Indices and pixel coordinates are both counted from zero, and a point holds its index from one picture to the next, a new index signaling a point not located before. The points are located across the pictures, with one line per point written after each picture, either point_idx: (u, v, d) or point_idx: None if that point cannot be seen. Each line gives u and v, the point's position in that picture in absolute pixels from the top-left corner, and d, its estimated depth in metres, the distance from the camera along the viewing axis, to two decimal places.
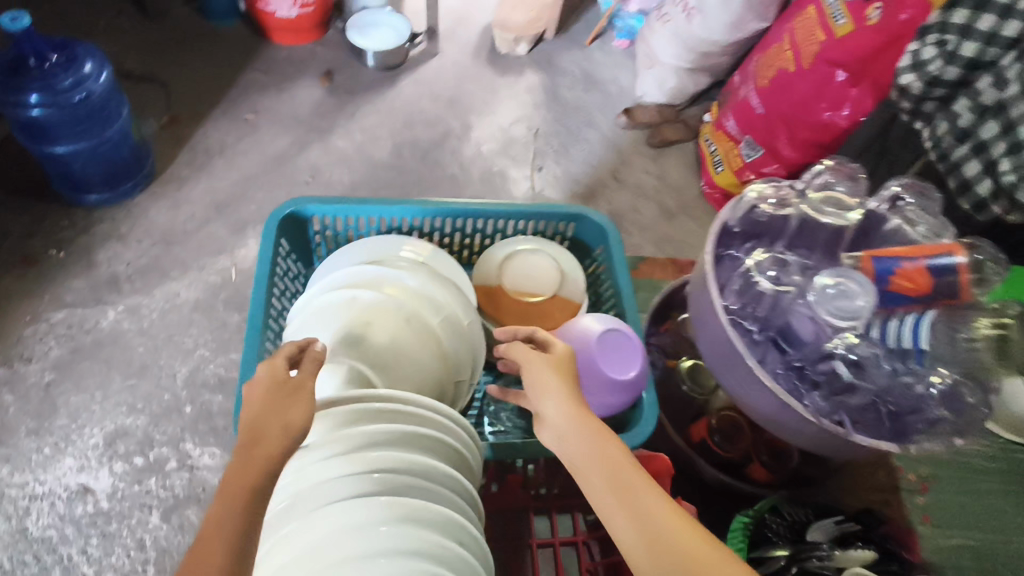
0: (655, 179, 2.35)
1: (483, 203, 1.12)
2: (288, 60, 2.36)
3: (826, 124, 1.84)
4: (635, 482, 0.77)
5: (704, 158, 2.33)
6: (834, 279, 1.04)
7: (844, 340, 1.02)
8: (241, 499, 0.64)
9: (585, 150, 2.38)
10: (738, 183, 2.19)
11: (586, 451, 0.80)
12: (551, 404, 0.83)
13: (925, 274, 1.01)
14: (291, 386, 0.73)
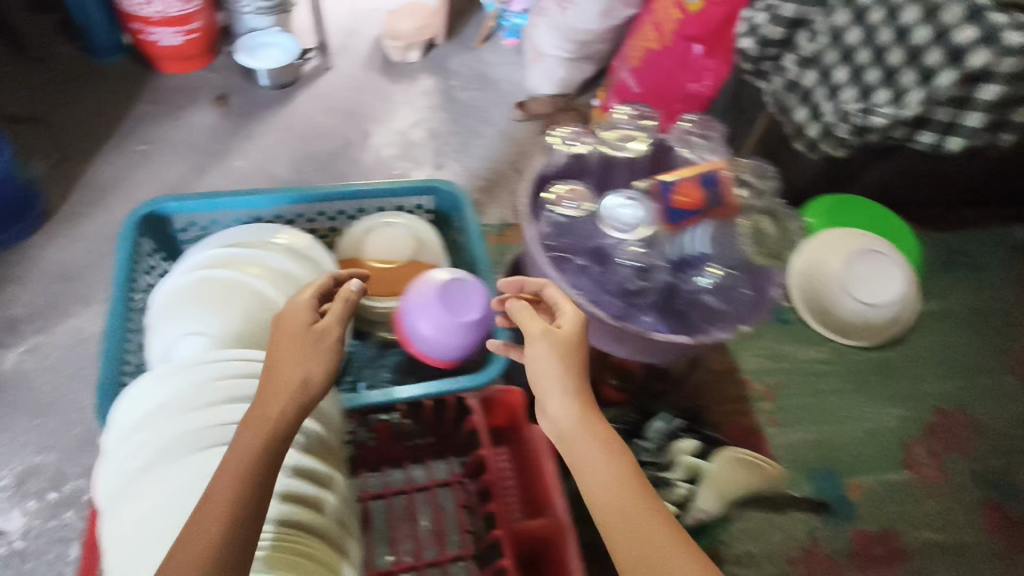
0: None
1: (341, 185, 0.99)
2: (179, 89, 2.36)
3: (693, 94, 2.00)
4: (640, 509, 0.63)
5: None
6: (622, 199, 1.00)
7: (635, 254, 0.99)
8: (247, 457, 0.62)
9: (484, 146, 2.46)
10: None
11: (588, 462, 0.66)
12: (551, 398, 0.69)
13: (693, 191, 1.00)
14: (315, 331, 0.72)
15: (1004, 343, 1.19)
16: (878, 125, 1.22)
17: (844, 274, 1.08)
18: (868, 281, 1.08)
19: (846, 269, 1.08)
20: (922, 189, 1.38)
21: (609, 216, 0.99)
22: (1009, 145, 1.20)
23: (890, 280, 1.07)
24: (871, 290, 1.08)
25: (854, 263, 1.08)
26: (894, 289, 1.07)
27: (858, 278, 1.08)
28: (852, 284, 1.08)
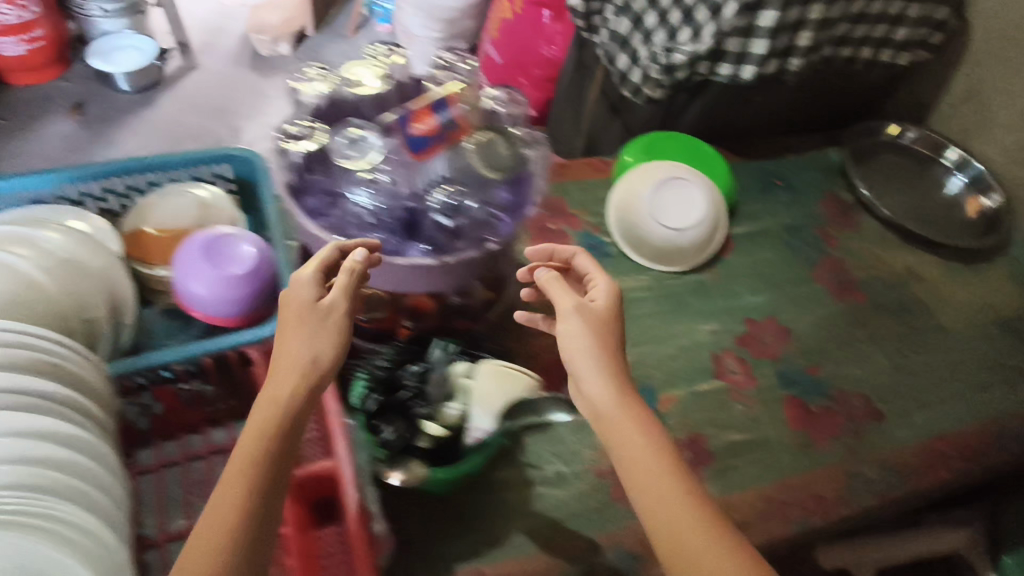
0: None
1: (130, 156, 0.96)
2: (33, 102, 2.18)
3: (550, 60, 2.06)
4: (658, 476, 0.60)
5: None
6: (355, 131, 0.82)
7: (369, 178, 0.80)
8: (262, 442, 0.57)
9: None
10: None
11: (619, 437, 0.63)
12: (589, 380, 0.67)
13: (429, 114, 0.80)
14: (322, 309, 0.65)
15: (810, 256, 1.28)
16: (679, 59, 1.27)
17: (653, 204, 1.14)
18: (678, 206, 1.15)
19: (655, 198, 1.14)
20: (737, 123, 1.46)
21: (338, 150, 0.81)
22: (797, 68, 1.26)
23: (696, 203, 1.15)
24: (680, 215, 1.14)
25: (662, 191, 1.15)
26: (701, 211, 1.15)
27: (667, 205, 1.14)
28: (663, 213, 1.14)
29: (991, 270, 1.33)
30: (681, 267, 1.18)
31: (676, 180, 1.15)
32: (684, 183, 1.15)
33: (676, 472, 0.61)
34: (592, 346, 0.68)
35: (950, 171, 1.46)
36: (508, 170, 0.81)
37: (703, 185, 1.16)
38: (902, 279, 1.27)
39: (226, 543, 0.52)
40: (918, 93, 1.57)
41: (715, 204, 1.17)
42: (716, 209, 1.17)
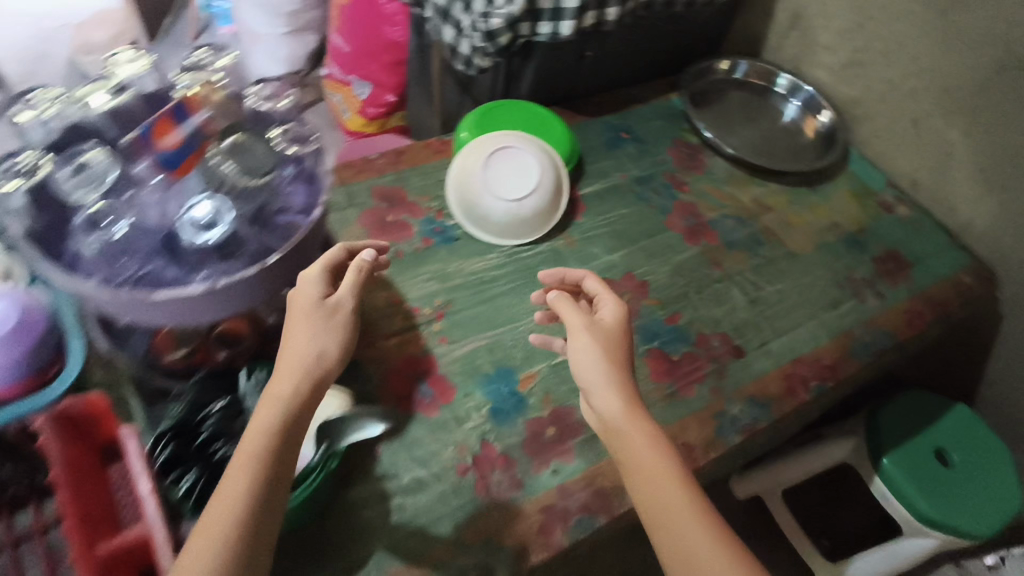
0: None
1: None
2: None
3: (395, 42, 1.99)
4: (648, 452, 0.72)
5: (335, 112, 2.33)
6: (95, 151, 0.75)
7: (110, 207, 0.73)
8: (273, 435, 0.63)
9: None
10: (369, 123, 2.23)
11: (627, 444, 0.73)
12: (599, 396, 0.76)
13: (169, 125, 0.79)
14: (329, 312, 0.71)
15: (662, 205, 1.28)
16: (497, 23, 1.22)
17: (488, 178, 1.12)
18: (512, 172, 1.12)
19: (488, 172, 1.12)
20: (576, 81, 1.43)
21: (78, 178, 0.72)
22: (614, 18, 1.26)
23: (529, 168, 1.13)
24: (516, 180, 1.12)
25: (492, 162, 1.12)
26: (536, 170, 1.13)
27: (501, 175, 1.12)
28: (500, 182, 1.12)
29: (833, 189, 1.38)
30: (534, 234, 1.15)
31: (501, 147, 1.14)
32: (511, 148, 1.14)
33: (674, 467, 0.71)
34: (600, 358, 0.78)
35: (786, 99, 1.53)
36: (275, 168, 0.79)
37: (531, 146, 1.15)
38: (750, 213, 1.30)
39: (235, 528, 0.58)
40: (749, 27, 1.60)
41: (550, 161, 1.16)
42: (552, 166, 1.16)
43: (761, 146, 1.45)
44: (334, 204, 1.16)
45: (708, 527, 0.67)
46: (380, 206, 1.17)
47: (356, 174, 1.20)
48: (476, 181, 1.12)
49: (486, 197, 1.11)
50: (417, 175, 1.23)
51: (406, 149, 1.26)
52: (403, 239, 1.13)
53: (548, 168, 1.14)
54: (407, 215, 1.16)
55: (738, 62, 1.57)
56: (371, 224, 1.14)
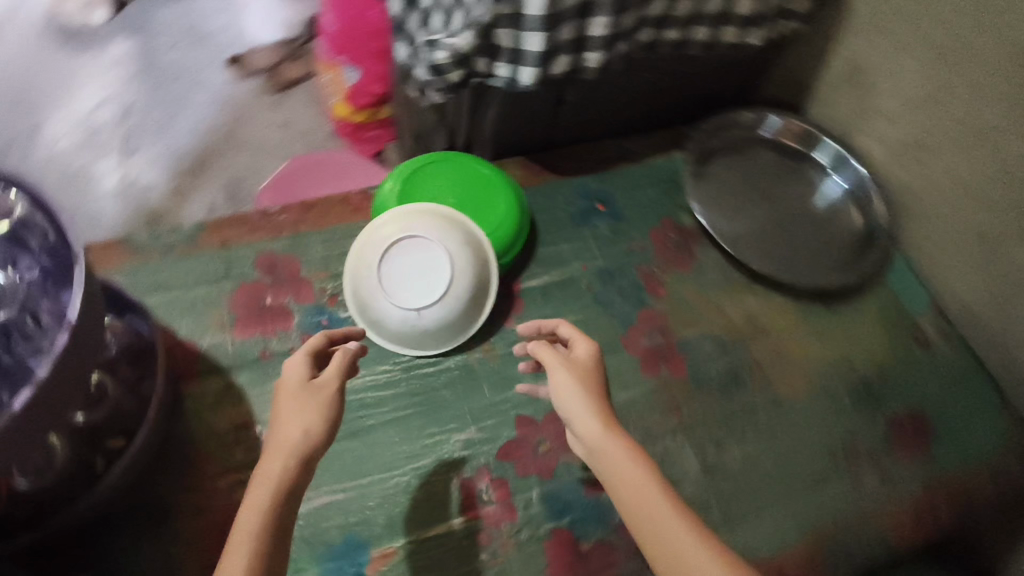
0: (283, 129, 2.00)
1: None
2: None
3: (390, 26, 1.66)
4: (630, 471, 0.59)
5: (324, 91, 2.01)
6: None
7: None
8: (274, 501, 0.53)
9: (190, 117, 1.98)
10: (354, 112, 1.88)
11: (616, 470, 0.59)
12: (578, 422, 0.64)
13: None
14: (314, 388, 0.63)
15: (623, 313, 1.01)
16: (441, 57, 0.94)
17: (387, 272, 0.87)
18: (419, 270, 0.87)
19: (388, 263, 0.87)
20: (552, 130, 1.13)
21: None
22: (595, 65, 0.95)
23: (435, 267, 0.87)
24: (422, 281, 0.87)
25: (398, 250, 0.87)
26: (450, 272, 0.87)
27: (404, 270, 0.87)
28: (401, 279, 0.87)
29: (856, 312, 1.07)
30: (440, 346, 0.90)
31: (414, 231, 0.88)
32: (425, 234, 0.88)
33: (654, 476, 0.58)
34: (569, 376, 0.67)
35: (827, 175, 1.18)
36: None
37: (452, 235, 0.89)
38: (735, 336, 1.02)
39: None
40: (797, 71, 1.25)
41: (474, 259, 0.90)
42: (475, 266, 0.90)
43: (778, 237, 1.12)
44: (206, 273, 0.94)
45: (701, 542, 0.53)
46: (262, 281, 0.94)
47: (244, 233, 0.98)
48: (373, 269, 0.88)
49: (381, 294, 0.87)
50: (320, 240, 0.99)
51: (316, 204, 1.03)
52: (277, 332, 0.91)
53: (468, 269, 0.89)
54: (292, 298, 0.94)
55: (769, 115, 1.22)
56: (240, 306, 0.92)
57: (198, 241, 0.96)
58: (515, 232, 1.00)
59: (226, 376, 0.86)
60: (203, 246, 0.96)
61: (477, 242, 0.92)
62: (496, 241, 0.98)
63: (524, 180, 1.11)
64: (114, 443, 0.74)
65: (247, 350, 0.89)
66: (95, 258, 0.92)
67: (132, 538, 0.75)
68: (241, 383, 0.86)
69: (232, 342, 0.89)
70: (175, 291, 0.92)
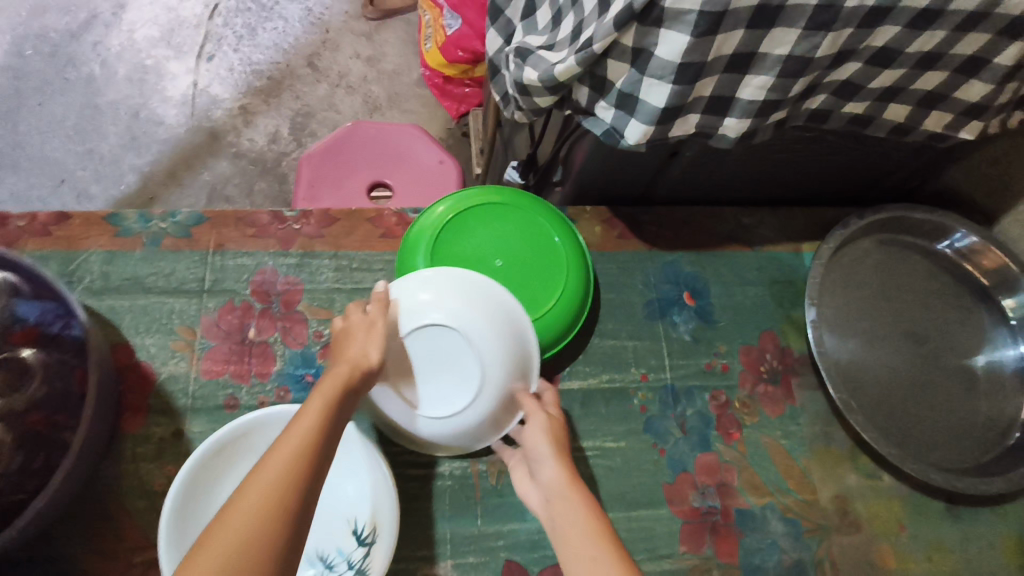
0: (366, 64, 1.78)
1: None
2: None
3: None
4: (590, 537, 0.49)
5: (421, 32, 1.73)
6: None
7: None
8: (332, 405, 0.50)
9: (276, 30, 1.76)
10: (447, 65, 1.61)
11: (559, 502, 0.55)
12: (540, 466, 0.59)
13: None
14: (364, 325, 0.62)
15: (679, 454, 0.78)
16: (531, 78, 0.70)
17: (204, 471, 0.64)
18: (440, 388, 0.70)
19: (400, 374, 0.68)
20: (655, 183, 0.88)
21: None
22: (733, 134, 0.69)
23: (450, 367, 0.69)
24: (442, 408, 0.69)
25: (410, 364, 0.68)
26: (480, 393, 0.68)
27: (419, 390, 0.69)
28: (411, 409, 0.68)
29: (986, 528, 0.80)
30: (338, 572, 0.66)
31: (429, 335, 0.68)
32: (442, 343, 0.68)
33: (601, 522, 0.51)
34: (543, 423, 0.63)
35: (1003, 324, 0.88)
36: None
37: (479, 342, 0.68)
38: (816, 520, 0.78)
39: (254, 536, 0.39)
40: (1007, 173, 0.92)
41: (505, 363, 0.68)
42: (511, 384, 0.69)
43: (909, 396, 0.85)
44: (190, 280, 0.77)
45: None
46: (253, 305, 0.77)
47: (245, 237, 0.81)
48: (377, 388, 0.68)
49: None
50: (332, 267, 0.81)
51: (343, 216, 0.84)
52: (250, 377, 0.74)
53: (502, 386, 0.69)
54: (278, 335, 0.76)
55: (954, 228, 0.91)
56: (219, 333, 0.76)
57: (192, 237, 0.79)
58: (582, 291, 0.77)
59: (178, 421, 0.71)
60: (197, 244, 0.79)
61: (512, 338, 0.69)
62: (554, 317, 0.75)
63: (602, 242, 0.88)
64: (13, 498, 0.59)
65: (211, 393, 0.73)
66: (72, 231, 0.78)
67: None
68: (193, 433, 0.71)
69: (196, 378, 0.73)
70: (151, 295, 0.76)
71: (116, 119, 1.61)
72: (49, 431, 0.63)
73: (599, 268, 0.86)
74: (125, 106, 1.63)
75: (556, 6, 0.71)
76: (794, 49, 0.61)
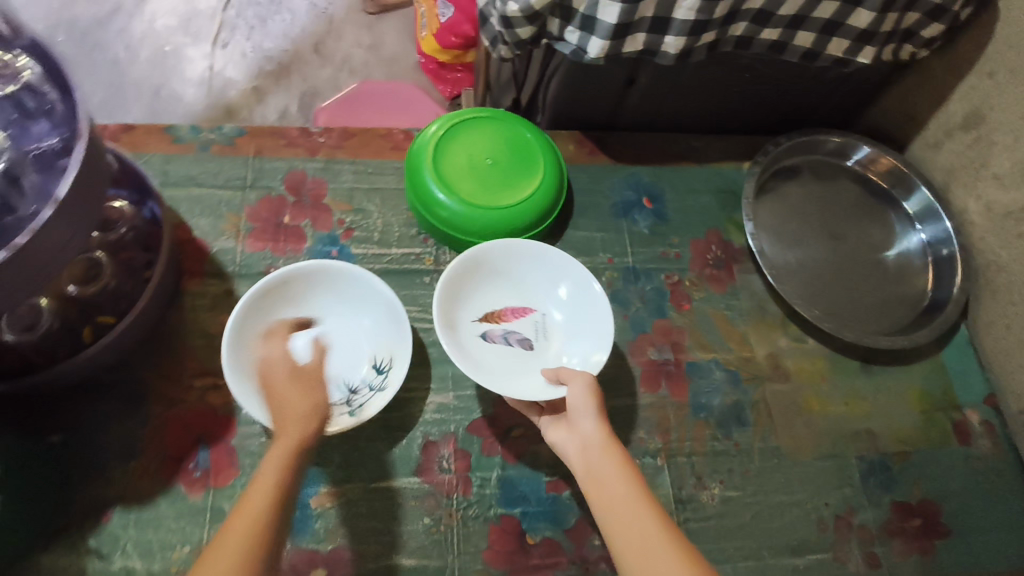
0: (366, 51, 1.96)
1: None
2: None
3: None
4: (622, 493, 0.62)
5: (417, 22, 1.93)
6: None
7: None
8: (279, 474, 0.58)
9: (285, 21, 1.95)
10: (440, 50, 1.80)
11: (599, 456, 0.66)
12: (580, 422, 0.70)
13: None
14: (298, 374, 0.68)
15: (640, 320, 0.95)
16: (513, 9, 0.88)
17: (254, 309, 0.79)
18: (531, 330, 0.86)
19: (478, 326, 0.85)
20: (617, 110, 1.06)
21: None
22: (673, 52, 0.88)
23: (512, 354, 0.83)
24: (495, 346, 0.83)
25: (546, 286, 0.88)
26: (542, 359, 0.84)
27: (515, 301, 0.87)
28: (473, 317, 0.84)
29: (894, 382, 0.97)
30: (362, 392, 0.81)
31: (591, 288, 0.84)
32: (584, 302, 0.85)
33: (634, 480, 0.63)
34: (586, 386, 0.71)
35: (910, 226, 1.08)
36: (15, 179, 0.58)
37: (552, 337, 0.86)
38: (753, 372, 0.94)
39: None
40: (909, 104, 1.11)
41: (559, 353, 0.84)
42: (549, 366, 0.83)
43: (830, 281, 1.03)
44: (235, 178, 0.94)
45: (667, 542, 0.56)
46: (287, 198, 0.94)
47: (279, 147, 0.97)
48: (497, 274, 0.87)
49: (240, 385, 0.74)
50: (351, 171, 0.97)
51: (358, 133, 1.01)
52: (286, 252, 0.90)
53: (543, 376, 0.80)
54: (309, 221, 0.93)
55: (858, 145, 1.10)
56: (259, 218, 0.92)
57: (235, 146, 0.96)
58: (558, 185, 0.95)
59: (228, 283, 0.87)
60: (239, 151, 0.96)
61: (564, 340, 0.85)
62: (535, 203, 0.92)
63: (575, 157, 1.05)
64: (103, 320, 0.75)
65: (254, 263, 0.89)
66: (137, 140, 0.94)
67: (105, 412, 0.77)
68: (241, 292, 0.87)
69: (242, 252, 0.89)
70: (203, 188, 0.92)
71: (140, 96, 1.78)
72: (131, 275, 0.78)
73: (574, 177, 1.04)
74: (148, 85, 1.80)
75: None
76: None
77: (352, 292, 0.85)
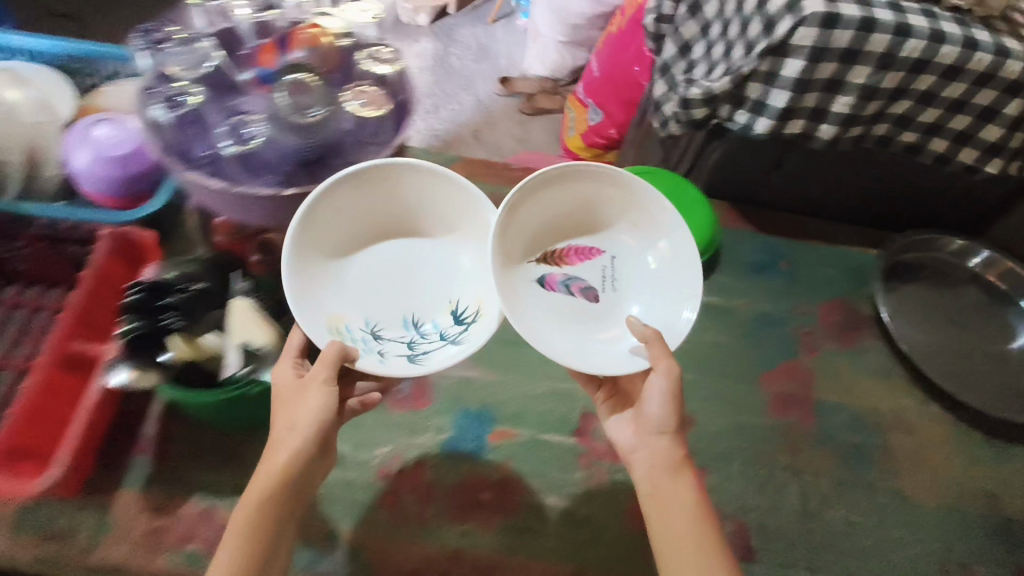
0: (519, 141, 2.30)
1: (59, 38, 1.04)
2: None
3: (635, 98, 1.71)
4: (691, 522, 0.68)
5: (564, 123, 2.23)
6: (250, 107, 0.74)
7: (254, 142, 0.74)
8: (258, 518, 0.64)
9: (456, 110, 2.34)
10: (586, 147, 2.07)
11: (666, 475, 0.71)
12: (654, 434, 0.73)
13: (271, 56, 0.75)
14: (291, 391, 0.68)
15: (773, 356, 1.07)
16: (694, 93, 1.11)
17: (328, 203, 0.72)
18: (597, 279, 0.78)
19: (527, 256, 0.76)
20: (763, 188, 1.26)
21: (227, 130, 0.74)
22: (825, 137, 1.08)
23: (568, 304, 0.77)
24: (553, 295, 0.76)
25: (633, 239, 0.79)
26: (605, 318, 0.78)
27: (585, 243, 0.78)
28: (532, 260, 0.76)
29: (1018, 457, 1.02)
30: (430, 338, 0.75)
31: (685, 276, 0.76)
32: (674, 271, 0.77)
33: (699, 510, 0.69)
34: (668, 391, 0.70)
35: None
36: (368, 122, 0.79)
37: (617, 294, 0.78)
38: (877, 420, 1.03)
39: None
40: None
41: (619, 315, 0.78)
42: (609, 331, 0.77)
43: (952, 359, 1.12)
44: None
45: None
46: None
47: (486, 174, 1.22)
48: (578, 220, 0.78)
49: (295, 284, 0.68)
50: None
51: None
52: None
53: (605, 349, 0.75)
54: None
55: (980, 249, 1.23)
56: None
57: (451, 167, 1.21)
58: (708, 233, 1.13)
59: None
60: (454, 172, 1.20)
61: (625, 298, 0.78)
62: None
63: (724, 220, 1.24)
64: None
65: None
66: None
67: None
68: None
69: None
70: None
71: None
72: None
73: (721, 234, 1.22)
74: None
75: (710, 61, 1.14)
76: (867, 79, 1.00)
77: (462, 227, 0.78)
